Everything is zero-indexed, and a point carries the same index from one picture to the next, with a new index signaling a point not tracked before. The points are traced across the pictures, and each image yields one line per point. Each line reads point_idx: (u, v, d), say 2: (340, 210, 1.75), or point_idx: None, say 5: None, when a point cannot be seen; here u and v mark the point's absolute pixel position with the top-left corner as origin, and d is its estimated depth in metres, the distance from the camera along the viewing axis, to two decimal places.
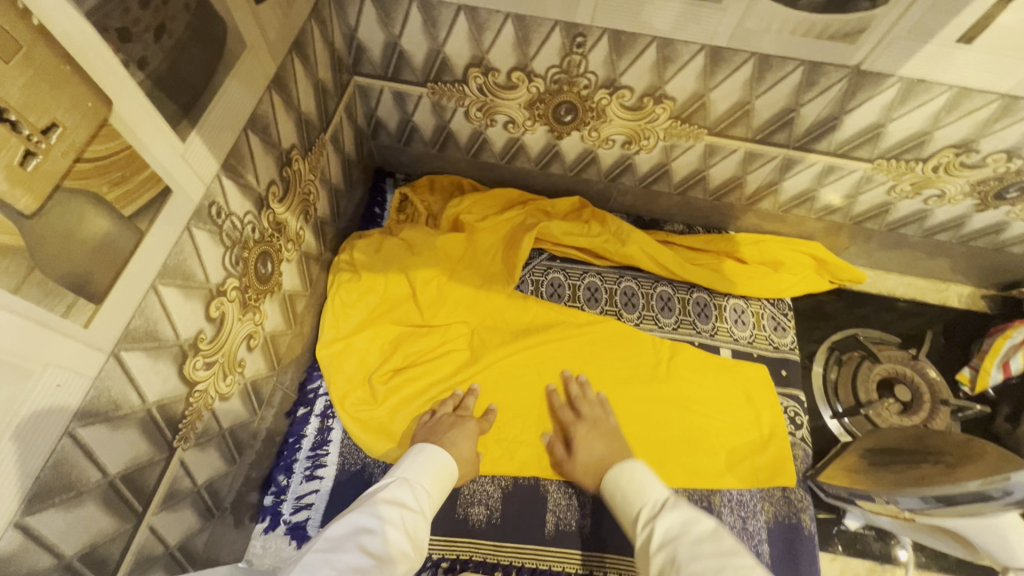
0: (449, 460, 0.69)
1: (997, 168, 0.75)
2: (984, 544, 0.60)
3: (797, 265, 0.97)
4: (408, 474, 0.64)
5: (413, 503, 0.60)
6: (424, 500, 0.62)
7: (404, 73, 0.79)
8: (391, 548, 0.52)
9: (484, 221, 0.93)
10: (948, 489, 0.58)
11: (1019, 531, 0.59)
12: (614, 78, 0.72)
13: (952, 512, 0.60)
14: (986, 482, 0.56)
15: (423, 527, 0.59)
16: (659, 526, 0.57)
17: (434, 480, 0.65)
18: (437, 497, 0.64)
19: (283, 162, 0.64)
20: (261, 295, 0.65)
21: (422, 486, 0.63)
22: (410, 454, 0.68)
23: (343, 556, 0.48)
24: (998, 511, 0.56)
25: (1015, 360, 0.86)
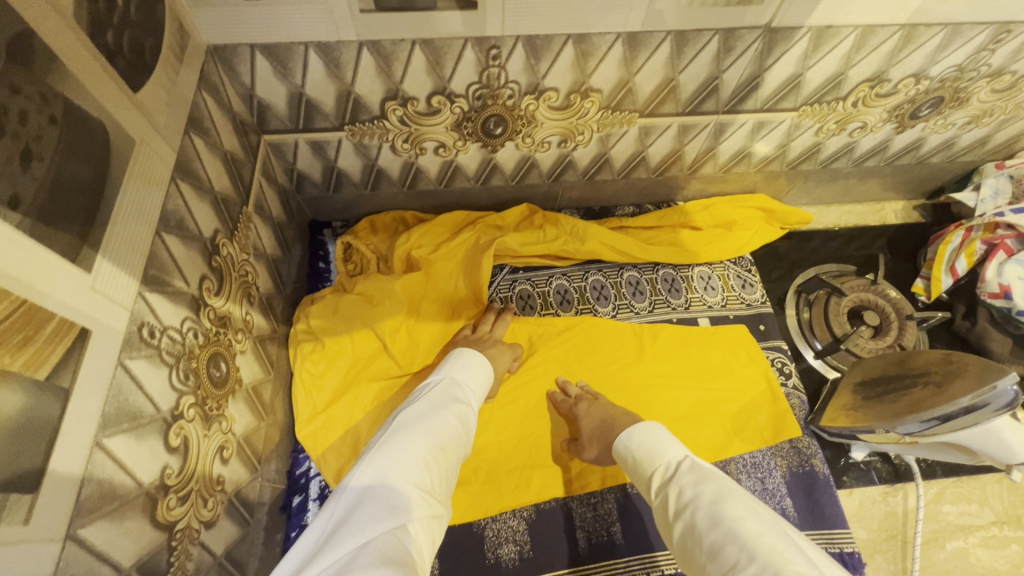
0: (489, 367, 0.73)
1: (908, 92, 0.78)
2: (985, 449, 0.64)
3: (748, 220, 0.99)
4: (456, 372, 0.69)
5: (461, 397, 0.65)
6: (470, 393, 0.68)
7: (316, 122, 0.73)
8: (449, 433, 0.58)
9: (438, 251, 0.89)
10: (943, 410, 0.61)
11: (1015, 432, 0.61)
12: (537, 82, 0.70)
13: (949, 428, 0.63)
14: (976, 396, 0.59)
15: (472, 414, 0.65)
16: (674, 491, 0.56)
17: (478, 377, 0.70)
18: (481, 387, 0.70)
19: (210, 252, 0.58)
20: (222, 400, 0.59)
21: (466, 382, 0.68)
22: (455, 357, 0.72)
23: (416, 435, 0.55)
24: (992, 418, 0.60)
25: (959, 263, 0.91)
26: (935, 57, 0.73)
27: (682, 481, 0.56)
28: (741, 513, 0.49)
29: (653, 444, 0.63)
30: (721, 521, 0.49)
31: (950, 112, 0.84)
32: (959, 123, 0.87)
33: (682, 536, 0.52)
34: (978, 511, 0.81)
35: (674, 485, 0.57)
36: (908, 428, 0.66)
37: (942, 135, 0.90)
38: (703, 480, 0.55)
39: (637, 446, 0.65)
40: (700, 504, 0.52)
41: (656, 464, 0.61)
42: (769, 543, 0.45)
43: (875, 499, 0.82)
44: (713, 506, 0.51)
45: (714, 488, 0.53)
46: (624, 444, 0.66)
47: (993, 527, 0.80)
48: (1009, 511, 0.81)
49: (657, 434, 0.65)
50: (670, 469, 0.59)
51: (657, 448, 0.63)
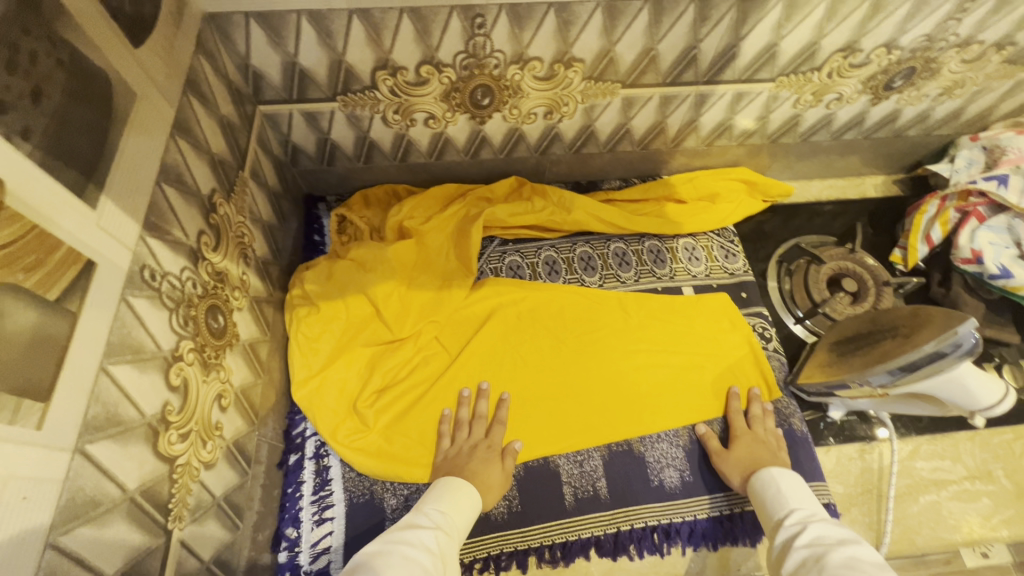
0: (472, 491, 0.70)
1: (881, 62, 0.81)
2: (949, 397, 0.67)
3: (731, 192, 1.01)
4: (425, 504, 0.67)
5: (428, 523, 0.62)
6: (440, 516, 0.64)
7: (310, 92, 0.76)
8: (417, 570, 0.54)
9: (429, 223, 0.92)
10: (904, 360, 0.65)
11: (976, 377, 0.64)
12: (521, 51, 0.73)
13: (912, 377, 0.66)
14: (936, 342, 0.62)
15: (444, 542, 0.61)
16: (809, 532, 0.58)
17: (451, 499, 0.67)
18: (457, 510, 0.66)
19: (207, 209, 0.61)
20: (220, 351, 0.61)
21: (437, 507, 0.66)
22: (433, 487, 0.70)
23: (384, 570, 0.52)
24: (952, 365, 0.63)
25: (934, 232, 0.94)
26: (904, 27, 0.76)
27: (817, 530, 0.58)
28: (863, 563, 0.50)
29: (789, 493, 0.66)
30: (848, 557, 0.51)
31: (923, 82, 0.87)
32: (932, 94, 0.90)
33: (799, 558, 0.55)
34: (951, 466, 0.84)
35: (814, 527, 0.59)
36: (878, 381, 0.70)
37: (916, 107, 0.93)
38: (849, 536, 0.55)
39: (771, 485, 0.69)
40: (835, 548, 0.53)
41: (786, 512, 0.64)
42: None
43: (853, 456, 0.84)
44: (845, 551, 0.52)
45: (850, 542, 0.54)
46: (759, 480, 0.71)
47: (964, 481, 0.83)
48: (981, 466, 0.84)
49: (800, 492, 0.66)
50: (800, 517, 0.61)
51: (793, 500, 0.65)
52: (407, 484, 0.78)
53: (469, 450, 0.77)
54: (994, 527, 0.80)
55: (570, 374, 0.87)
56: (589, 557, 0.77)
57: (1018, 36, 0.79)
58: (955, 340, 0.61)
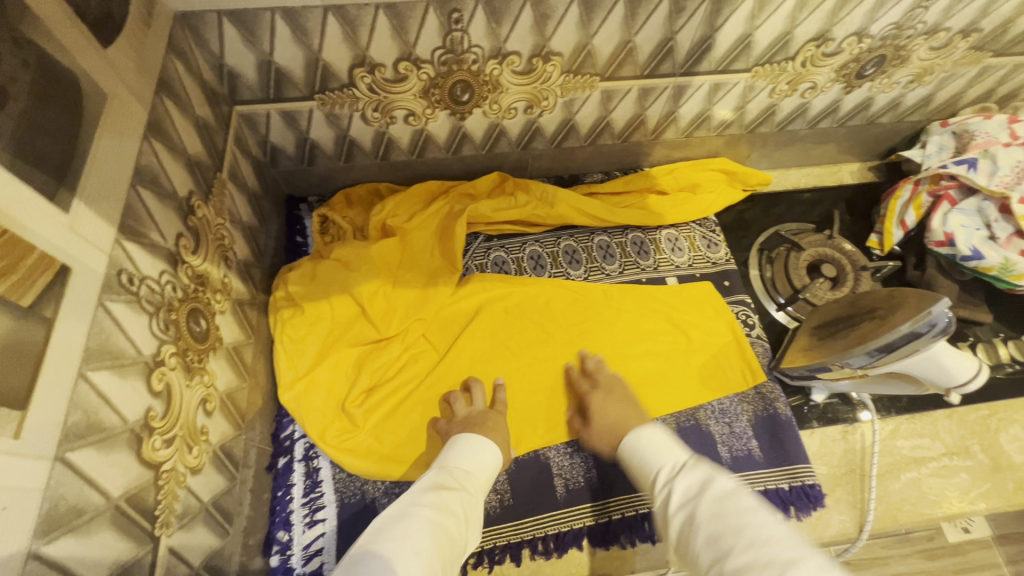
0: (496, 451, 0.71)
1: (852, 50, 0.83)
2: (926, 375, 0.69)
3: (711, 183, 1.02)
4: (447, 460, 0.67)
5: (455, 485, 0.62)
6: (464, 477, 0.64)
7: (287, 91, 0.75)
8: (446, 533, 0.54)
9: (413, 220, 0.92)
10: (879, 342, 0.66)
11: (951, 355, 0.66)
12: (499, 46, 0.73)
13: (889, 357, 0.68)
14: (909, 322, 0.64)
15: (469, 503, 0.61)
16: (679, 487, 0.53)
17: (476, 461, 0.67)
18: (479, 471, 0.67)
19: (185, 211, 0.60)
20: (204, 355, 0.61)
21: (462, 467, 0.65)
22: (453, 442, 0.70)
23: (413, 534, 0.51)
24: (926, 344, 0.65)
25: (908, 217, 0.96)
26: (874, 15, 0.77)
27: (682, 483, 0.53)
28: (733, 512, 0.46)
29: (651, 453, 0.60)
30: (719, 505, 0.47)
31: (893, 70, 0.89)
32: (902, 81, 0.92)
33: (680, 528, 0.49)
34: (930, 444, 0.86)
35: (665, 484, 0.55)
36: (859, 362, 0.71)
37: (888, 95, 0.95)
38: (710, 482, 0.51)
39: (636, 451, 0.62)
40: (701, 500, 0.49)
41: (655, 472, 0.58)
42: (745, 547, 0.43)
43: (836, 438, 0.87)
44: (711, 497, 0.49)
45: (713, 486, 0.50)
46: (627, 445, 0.64)
47: (943, 457, 0.85)
48: (959, 443, 0.87)
49: (659, 442, 0.61)
50: (668, 475, 0.56)
51: (660, 456, 0.59)
52: (399, 482, 0.78)
53: (479, 417, 0.77)
54: (973, 501, 0.82)
55: (557, 367, 0.88)
56: (583, 548, 0.77)
57: (982, 23, 0.81)
58: (926, 319, 0.63)
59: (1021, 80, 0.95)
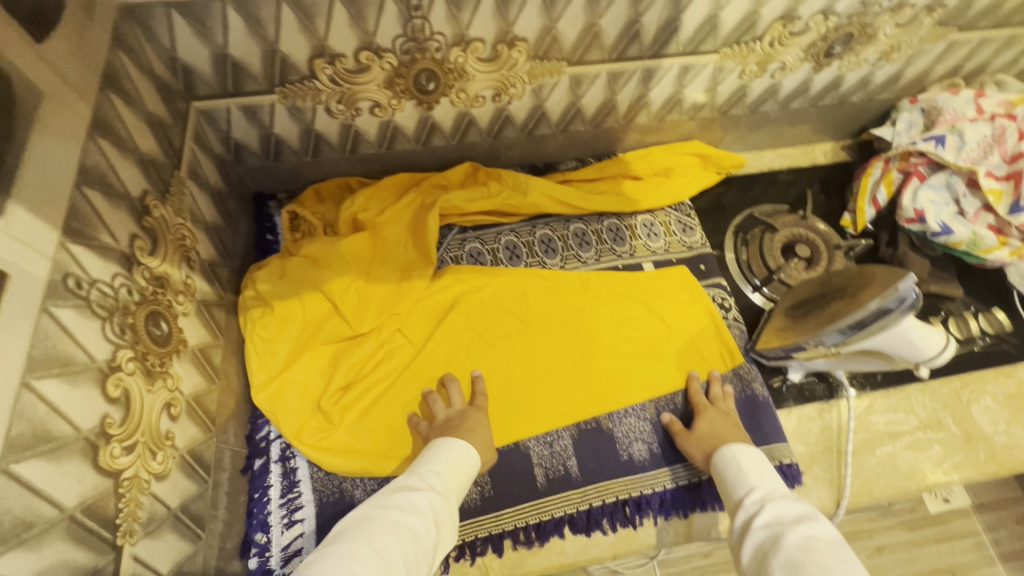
0: (471, 455, 0.71)
1: (819, 29, 0.83)
2: (895, 351, 0.70)
3: (685, 167, 1.02)
4: (422, 463, 0.69)
5: (422, 486, 0.65)
6: (434, 478, 0.66)
7: (245, 84, 0.72)
8: (404, 536, 0.57)
9: (384, 214, 0.90)
10: (850, 319, 0.67)
11: (918, 329, 0.67)
12: (462, 33, 0.71)
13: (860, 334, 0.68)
14: (877, 297, 0.65)
15: (437, 504, 0.63)
16: (769, 511, 0.60)
17: (449, 462, 0.69)
18: (453, 471, 0.68)
19: (139, 212, 0.58)
20: (166, 359, 0.59)
21: (433, 468, 0.68)
22: (429, 446, 0.72)
23: (368, 536, 0.56)
24: (894, 319, 0.66)
25: (880, 194, 0.97)
26: None
27: (776, 508, 0.60)
28: (814, 547, 0.53)
29: (749, 469, 0.68)
30: (806, 538, 0.55)
31: (861, 48, 0.88)
32: (871, 59, 0.91)
33: (760, 543, 0.57)
34: (905, 418, 0.88)
35: (746, 508, 0.63)
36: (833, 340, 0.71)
37: (858, 73, 0.95)
38: (805, 518, 0.58)
39: (730, 460, 0.70)
40: (792, 528, 0.56)
41: (746, 489, 0.66)
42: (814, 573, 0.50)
43: (812, 416, 0.87)
44: (802, 530, 0.56)
45: (797, 522, 0.57)
46: (718, 459, 0.72)
47: (917, 431, 0.86)
48: (932, 416, 0.88)
49: (759, 467, 0.68)
50: (761, 496, 0.63)
51: (762, 474, 0.67)
52: (378, 479, 0.78)
53: (456, 418, 0.77)
54: (946, 472, 0.84)
55: (535, 357, 0.88)
56: (565, 536, 0.77)
57: None
58: (895, 293, 0.64)
59: (987, 55, 0.96)
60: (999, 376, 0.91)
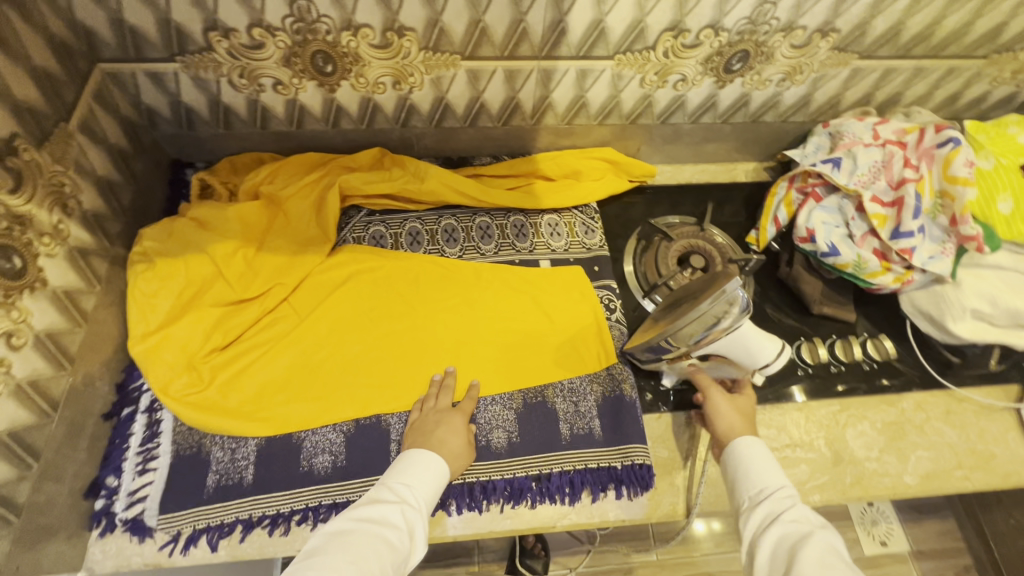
0: (440, 464, 0.71)
1: (712, 44, 0.85)
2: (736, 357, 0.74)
3: (595, 171, 1.04)
4: (403, 472, 0.69)
5: (392, 498, 0.65)
6: (405, 490, 0.67)
7: (146, 50, 0.77)
8: (376, 549, 0.58)
9: (289, 189, 0.94)
10: (686, 320, 0.68)
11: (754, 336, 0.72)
12: (349, 18, 0.75)
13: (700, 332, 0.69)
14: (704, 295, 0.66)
15: (410, 514, 0.64)
16: (793, 513, 0.60)
17: (421, 471, 0.70)
18: (422, 481, 0.69)
19: (2, 151, 0.62)
20: (15, 291, 0.63)
21: (403, 480, 0.68)
22: (401, 457, 0.72)
23: (323, 561, 0.55)
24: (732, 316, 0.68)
25: (781, 213, 0.97)
26: (723, 8, 0.79)
27: (800, 512, 0.60)
28: (836, 561, 0.53)
29: (770, 469, 0.66)
30: (830, 544, 0.55)
31: (761, 67, 0.90)
32: (775, 79, 0.93)
33: (779, 539, 0.58)
34: (776, 435, 0.87)
35: (768, 504, 0.62)
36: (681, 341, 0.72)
37: (764, 92, 0.96)
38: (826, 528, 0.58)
39: (750, 455, 0.68)
40: (818, 531, 0.57)
41: (772, 484, 0.64)
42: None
43: (681, 424, 0.87)
44: (827, 536, 0.56)
45: (819, 528, 0.57)
46: (735, 448, 0.70)
47: (785, 448, 0.86)
48: (805, 436, 0.87)
49: (768, 462, 0.67)
50: (784, 493, 0.63)
51: (778, 472, 0.66)
52: (237, 438, 0.79)
53: (434, 419, 0.78)
54: (807, 492, 0.83)
55: (416, 339, 0.89)
56: None
57: (837, 23, 0.83)
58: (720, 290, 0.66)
59: (897, 85, 0.97)
60: (881, 404, 0.90)
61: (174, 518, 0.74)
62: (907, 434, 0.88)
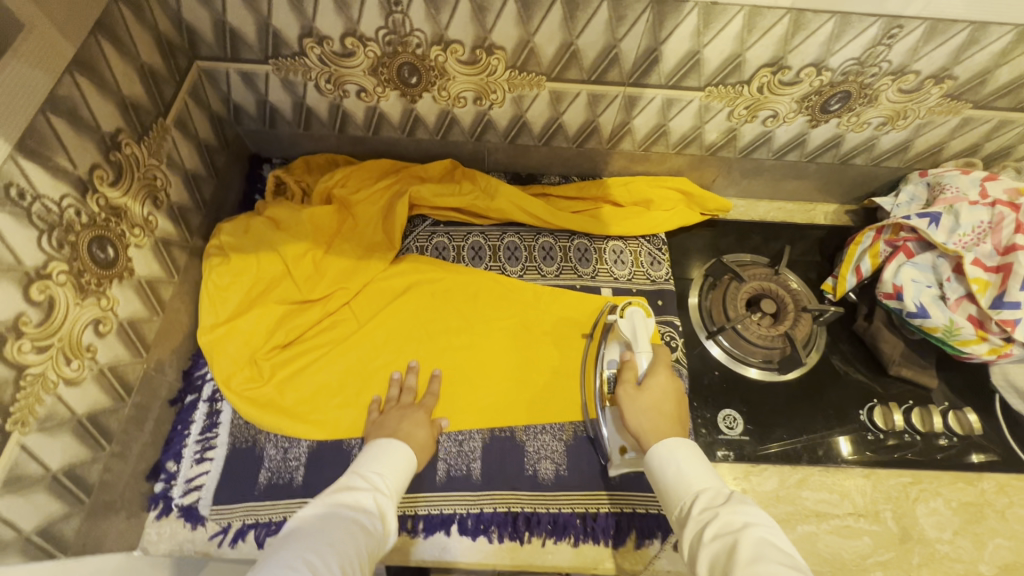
0: (407, 453, 0.70)
1: (812, 82, 0.80)
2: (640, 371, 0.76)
3: (666, 201, 1.01)
4: (362, 465, 0.66)
5: (365, 485, 0.62)
6: (377, 479, 0.64)
7: (242, 52, 0.79)
8: (354, 531, 0.55)
9: (360, 194, 0.95)
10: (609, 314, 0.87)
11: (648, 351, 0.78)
12: (441, 33, 0.75)
13: (623, 337, 0.82)
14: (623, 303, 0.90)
15: (383, 501, 0.62)
16: (721, 519, 0.52)
17: (388, 461, 0.67)
18: (394, 471, 0.67)
19: (107, 146, 0.65)
20: (106, 281, 0.66)
21: (375, 470, 0.65)
22: (368, 448, 0.70)
23: (303, 540, 0.52)
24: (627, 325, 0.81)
25: (864, 264, 0.92)
26: (831, 47, 0.74)
27: (726, 514, 0.53)
28: (773, 556, 0.48)
29: (690, 471, 0.60)
30: (762, 543, 0.49)
31: (861, 109, 0.85)
32: (874, 122, 0.87)
33: (713, 558, 0.50)
34: (838, 501, 0.82)
35: (694, 519, 0.54)
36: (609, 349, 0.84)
37: (860, 134, 0.90)
38: (752, 523, 0.51)
39: (670, 463, 0.61)
40: (746, 532, 0.50)
41: (690, 495, 0.58)
42: None
43: (737, 476, 0.83)
44: (757, 535, 0.50)
45: (752, 527, 0.51)
46: (656, 457, 0.63)
47: (848, 517, 0.80)
48: (869, 505, 0.82)
49: (691, 465, 0.61)
50: (707, 501, 0.56)
51: (698, 480, 0.59)
52: (290, 438, 0.81)
53: (398, 415, 0.78)
54: (869, 567, 0.76)
55: (471, 355, 0.89)
56: (450, 534, 0.76)
57: (956, 70, 0.76)
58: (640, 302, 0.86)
59: (1011, 138, 0.89)
60: (959, 481, 0.83)
61: (226, 510, 0.75)
62: (986, 518, 0.81)
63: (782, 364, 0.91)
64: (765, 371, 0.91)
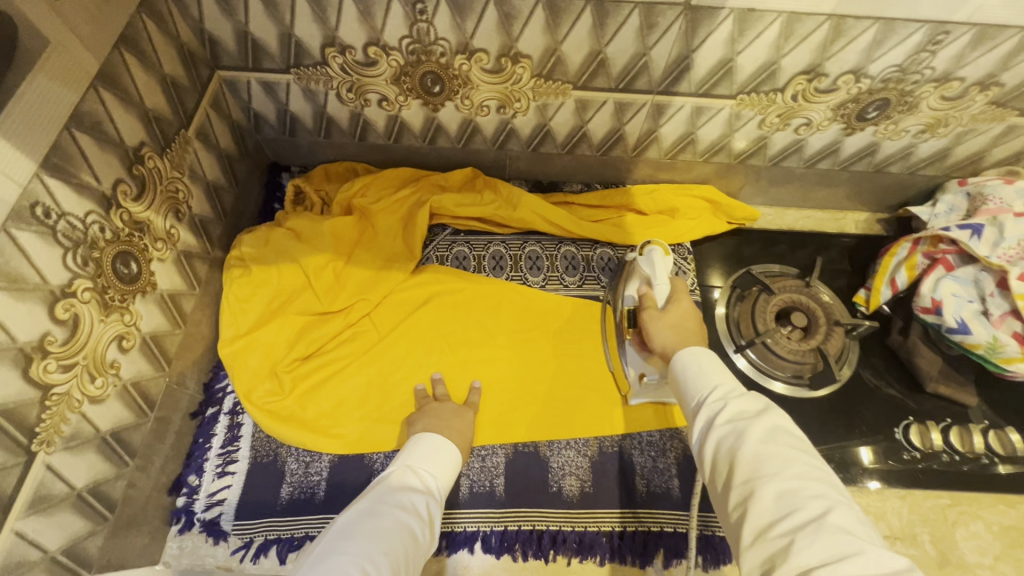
0: (456, 455, 0.69)
1: (849, 90, 0.77)
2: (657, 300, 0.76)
3: (692, 210, 0.99)
4: (412, 460, 0.66)
5: (420, 487, 0.62)
6: (430, 481, 0.64)
7: (264, 61, 0.78)
8: (407, 537, 0.54)
9: (379, 203, 0.94)
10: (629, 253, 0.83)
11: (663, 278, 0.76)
12: (466, 42, 0.73)
13: (643, 274, 0.79)
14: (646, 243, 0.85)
15: (433, 508, 0.61)
16: (731, 410, 0.53)
17: (440, 462, 0.67)
18: (445, 475, 0.66)
19: (130, 160, 0.64)
20: (129, 296, 0.65)
21: (426, 470, 0.65)
22: (414, 441, 0.69)
23: (358, 538, 0.52)
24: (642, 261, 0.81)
25: (899, 276, 0.89)
26: (871, 54, 0.71)
27: (737, 407, 0.53)
28: (784, 448, 0.48)
29: (709, 372, 0.59)
30: (772, 433, 0.49)
31: (900, 116, 0.82)
32: (912, 130, 0.84)
33: (718, 446, 0.51)
34: (873, 523, 0.79)
35: (707, 409, 0.55)
36: (628, 287, 0.82)
37: (896, 142, 0.87)
38: (764, 413, 0.51)
39: (693, 364, 0.61)
40: (757, 422, 0.50)
41: (707, 389, 0.57)
42: (782, 486, 0.45)
43: None
44: (768, 425, 0.50)
45: (763, 416, 0.51)
46: (679, 362, 0.63)
47: (884, 540, 0.78)
48: (906, 528, 0.79)
49: (711, 368, 0.60)
50: (721, 395, 0.55)
51: (714, 377, 0.58)
52: (312, 452, 0.80)
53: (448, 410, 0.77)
54: None
55: (493, 368, 0.87)
56: (473, 552, 0.75)
57: (1003, 77, 0.73)
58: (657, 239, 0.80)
59: None
60: (1000, 504, 0.80)
61: (248, 526, 0.75)
62: None
63: (813, 380, 0.88)
64: (792, 386, 0.88)
